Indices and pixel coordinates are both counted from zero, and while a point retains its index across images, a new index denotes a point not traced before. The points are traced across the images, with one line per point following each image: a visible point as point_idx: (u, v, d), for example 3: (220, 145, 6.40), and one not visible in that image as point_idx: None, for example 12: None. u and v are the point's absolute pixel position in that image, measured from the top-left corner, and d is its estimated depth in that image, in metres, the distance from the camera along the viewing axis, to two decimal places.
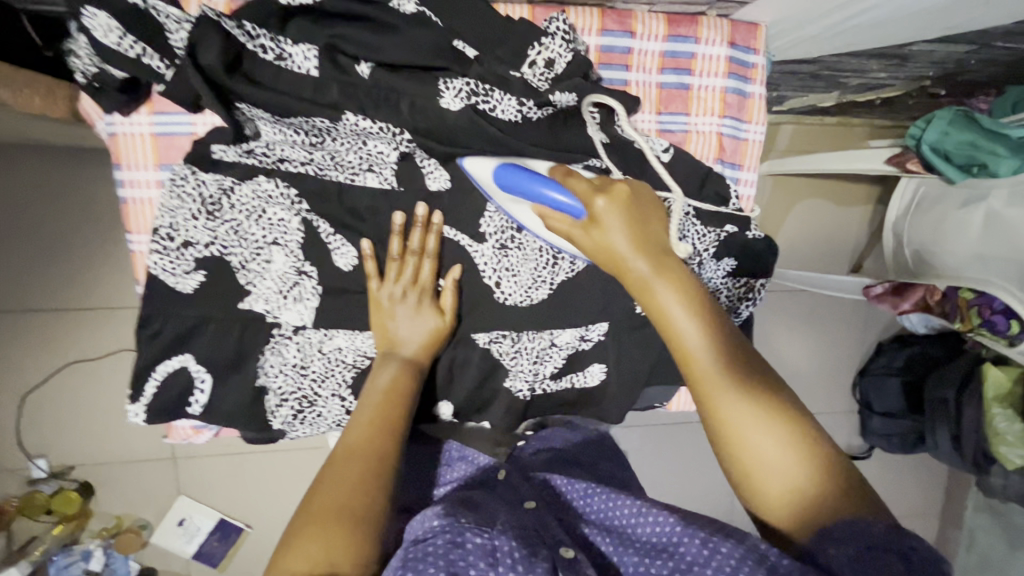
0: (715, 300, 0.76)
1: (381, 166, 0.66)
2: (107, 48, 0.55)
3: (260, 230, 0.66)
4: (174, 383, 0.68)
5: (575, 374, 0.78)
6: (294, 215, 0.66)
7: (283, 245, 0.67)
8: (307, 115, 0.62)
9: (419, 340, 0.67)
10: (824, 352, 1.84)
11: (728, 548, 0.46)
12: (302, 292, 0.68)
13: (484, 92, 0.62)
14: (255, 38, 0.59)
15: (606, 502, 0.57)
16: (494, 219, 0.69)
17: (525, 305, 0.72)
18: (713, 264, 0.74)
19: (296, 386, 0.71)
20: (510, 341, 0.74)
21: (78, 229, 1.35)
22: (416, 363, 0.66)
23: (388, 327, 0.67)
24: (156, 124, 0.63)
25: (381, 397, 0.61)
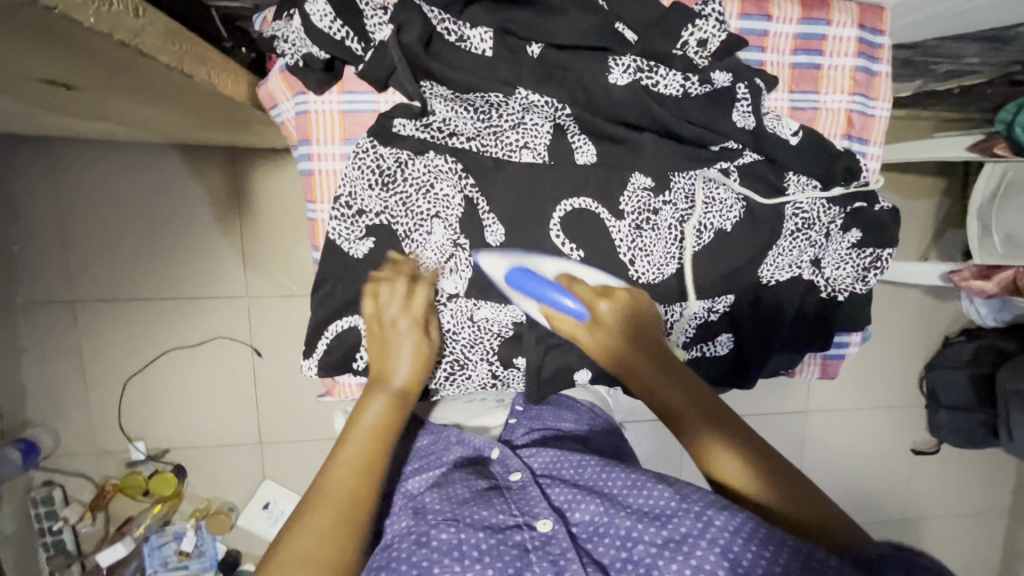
0: (840, 271, 0.80)
1: (536, 142, 0.71)
2: (320, 31, 0.63)
3: (424, 203, 0.72)
4: (344, 342, 0.75)
5: (705, 344, 0.81)
6: (458, 190, 0.71)
7: (443, 218, 0.72)
8: (484, 91, 0.68)
9: (409, 371, 0.70)
10: (889, 345, 1.85)
11: (720, 521, 0.50)
12: (456, 266, 0.74)
13: (649, 69, 0.67)
14: (442, 20, 0.66)
15: (600, 472, 0.64)
16: (634, 198, 0.73)
17: (656, 280, 0.76)
18: (840, 236, 0.79)
19: (451, 348, 0.78)
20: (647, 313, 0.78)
21: (181, 222, 1.43)
22: (404, 395, 0.70)
23: (381, 357, 0.71)
24: (345, 102, 0.69)
25: (368, 433, 0.65)
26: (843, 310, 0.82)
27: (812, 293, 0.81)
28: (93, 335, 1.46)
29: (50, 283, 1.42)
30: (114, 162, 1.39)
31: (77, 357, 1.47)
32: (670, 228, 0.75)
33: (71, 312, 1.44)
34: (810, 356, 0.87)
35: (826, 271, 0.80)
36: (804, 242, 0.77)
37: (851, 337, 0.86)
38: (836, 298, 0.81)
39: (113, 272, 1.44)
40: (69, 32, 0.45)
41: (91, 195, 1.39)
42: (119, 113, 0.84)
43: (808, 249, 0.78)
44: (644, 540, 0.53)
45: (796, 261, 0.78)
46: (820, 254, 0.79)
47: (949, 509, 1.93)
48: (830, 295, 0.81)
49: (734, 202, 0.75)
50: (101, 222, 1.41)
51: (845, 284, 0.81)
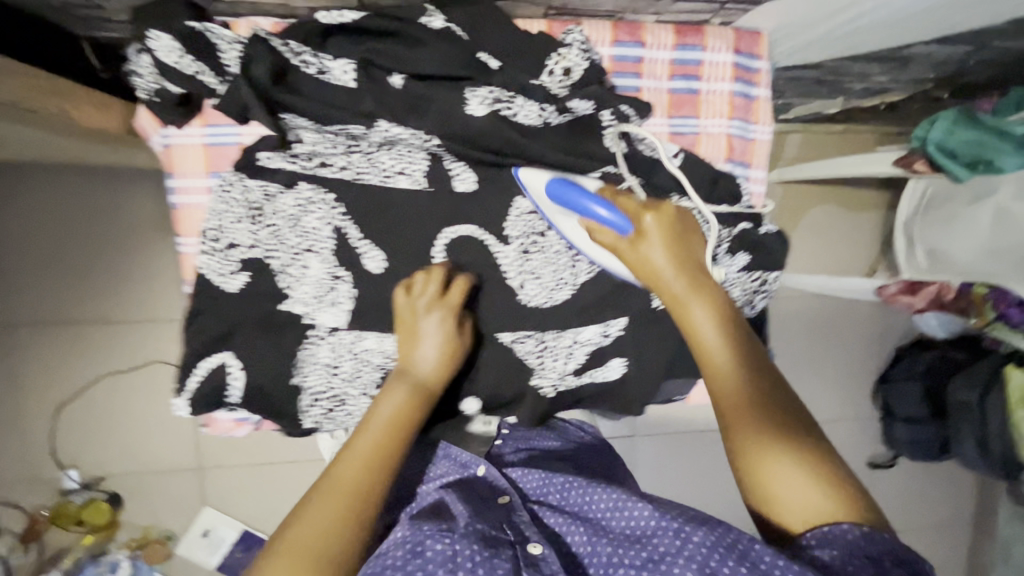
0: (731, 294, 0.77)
1: (411, 168, 0.70)
2: (169, 68, 0.61)
3: (295, 237, 0.70)
4: (212, 376, 0.72)
5: (595, 370, 0.80)
6: (328, 223, 0.70)
7: (317, 252, 0.71)
8: (346, 122, 0.67)
9: (434, 360, 0.67)
10: (842, 359, 1.83)
11: (697, 538, 0.49)
12: (339, 298, 0.72)
13: (507, 99, 0.67)
14: (300, 54, 0.65)
15: (584, 494, 0.62)
16: (518, 223, 0.73)
17: (549, 306, 0.76)
18: (729, 261, 0.76)
19: (331, 385, 0.74)
20: (535, 341, 0.77)
21: (113, 245, 1.41)
22: (424, 386, 0.65)
23: (410, 340, 0.67)
24: (208, 136, 0.68)
25: (380, 423, 0.60)
26: None
27: None
28: (24, 361, 1.44)
29: None
30: (45, 186, 1.39)
31: (7, 384, 1.44)
32: (558, 255, 0.75)
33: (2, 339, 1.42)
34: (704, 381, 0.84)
35: None
36: None
37: None
38: None
39: (44, 297, 1.42)
40: None
41: (21, 220, 1.39)
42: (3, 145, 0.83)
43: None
44: (625, 564, 0.52)
45: None
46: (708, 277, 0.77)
47: (910, 523, 1.90)
48: None
49: None
50: (27, 244, 1.39)
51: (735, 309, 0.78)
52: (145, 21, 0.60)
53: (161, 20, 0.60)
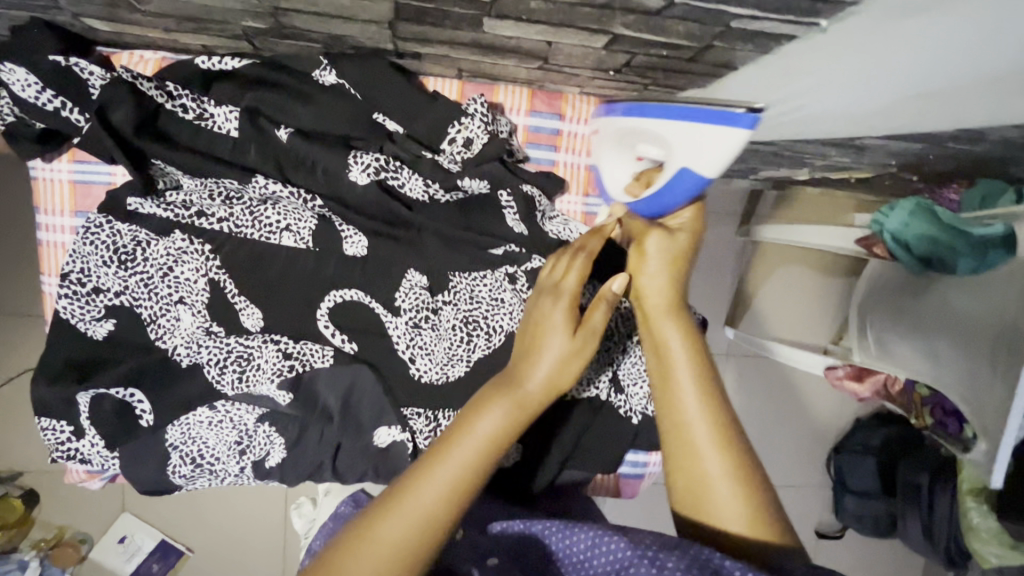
0: (638, 387, 0.75)
1: (300, 226, 0.63)
2: (26, 102, 0.57)
3: (166, 288, 0.63)
4: (115, 401, 0.66)
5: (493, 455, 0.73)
6: (202, 275, 0.63)
7: (189, 304, 0.63)
8: (218, 175, 0.63)
9: (547, 375, 0.53)
10: (798, 424, 1.78)
11: (671, 563, 0.46)
12: (215, 359, 0.64)
13: (393, 169, 0.63)
14: (176, 99, 0.60)
15: (564, 538, 0.54)
16: (410, 297, 0.65)
17: (440, 382, 0.66)
18: (630, 353, 0.75)
19: (199, 439, 0.68)
20: (426, 421, 0.66)
21: None
22: (528, 406, 0.51)
23: (532, 337, 0.55)
24: (75, 172, 0.63)
25: (479, 446, 0.48)
26: (641, 430, 0.77)
27: (605, 409, 0.75)
28: None
29: None
30: None
31: None
32: (456, 328, 0.65)
33: None
34: (605, 474, 0.80)
35: (624, 388, 0.75)
36: (600, 357, 0.73)
37: (648, 458, 0.81)
38: (631, 418, 0.76)
39: None
40: None
41: None
42: None
43: (608, 366, 0.74)
44: None
45: (593, 378, 0.73)
46: (617, 371, 0.74)
47: None
48: (624, 415, 0.76)
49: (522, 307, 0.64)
50: None
51: (639, 403, 0.76)
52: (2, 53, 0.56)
53: (19, 53, 0.56)
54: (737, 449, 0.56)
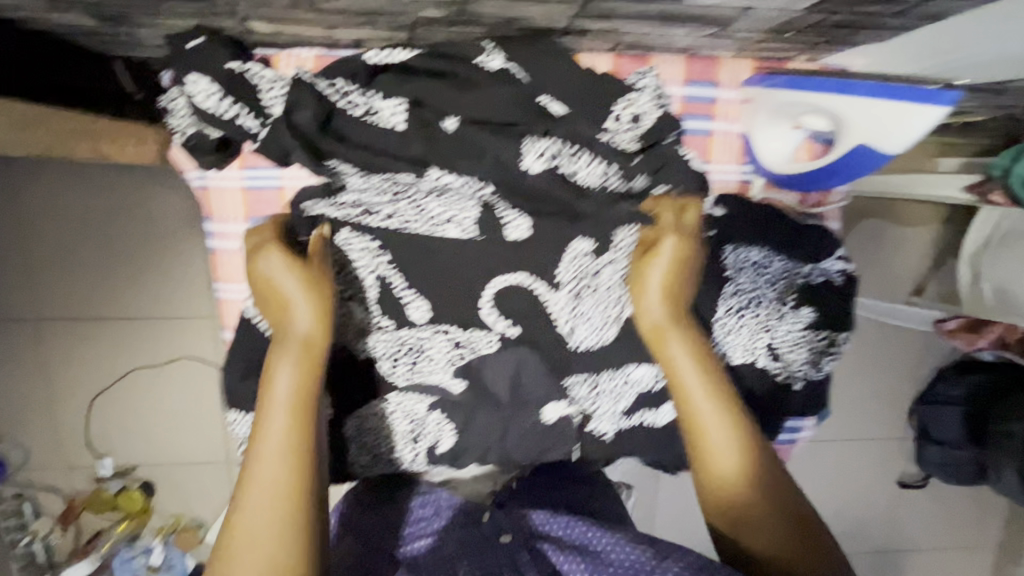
0: (796, 352, 0.92)
1: (464, 228, 0.84)
2: (207, 107, 0.77)
3: (367, 274, 0.83)
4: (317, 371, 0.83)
5: (646, 412, 0.93)
6: (375, 266, 0.83)
7: (386, 288, 0.84)
8: (393, 169, 0.83)
9: (305, 324, 0.72)
10: (884, 377, 1.74)
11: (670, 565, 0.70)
12: (393, 352, 0.85)
13: (568, 155, 0.84)
14: (348, 96, 0.80)
15: (586, 532, 0.80)
16: (575, 264, 0.86)
17: (593, 343, 0.89)
18: (792, 315, 0.91)
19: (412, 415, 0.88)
20: (586, 386, 0.89)
21: (133, 247, 1.42)
22: (306, 344, 0.72)
23: (280, 312, 0.73)
24: (246, 177, 0.86)
25: (284, 396, 0.69)
26: (796, 389, 0.93)
27: (767, 376, 0.91)
28: (57, 352, 1.48)
29: (6, 303, 1.43)
30: (70, 178, 1.38)
31: (41, 373, 1.49)
32: (606, 291, 0.87)
33: (31, 330, 1.46)
34: None
35: (783, 354, 0.91)
36: (754, 322, 0.90)
37: None
38: (791, 383, 0.93)
39: (70, 290, 1.44)
40: None
41: (45, 212, 1.38)
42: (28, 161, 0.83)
43: (762, 333, 0.90)
44: None
45: (750, 344, 0.90)
46: (773, 339, 0.91)
47: (932, 543, 1.87)
48: (785, 379, 0.92)
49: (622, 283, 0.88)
50: (61, 242, 1.40)
51: (799, 367, 0.92)
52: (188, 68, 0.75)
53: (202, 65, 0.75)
54: (742, 427, 0.75)
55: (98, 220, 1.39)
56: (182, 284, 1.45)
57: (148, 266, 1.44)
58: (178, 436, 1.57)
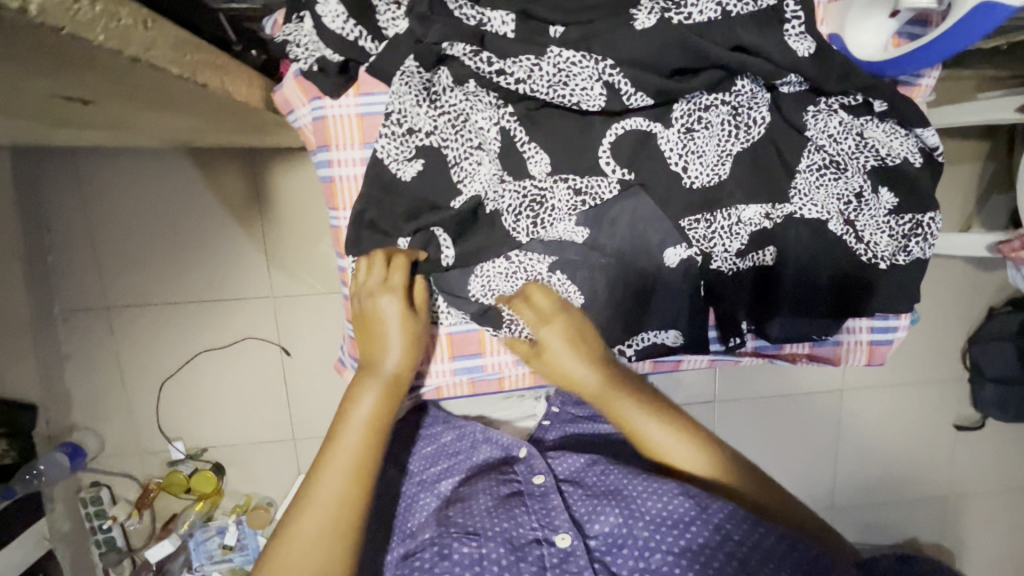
0: (879, 235, 0.75)
1: (586, 104, 0.68)
2: (331, 30, 0.64)
3: (469, 132, 0.68)
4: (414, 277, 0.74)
5: (756, 253, 0.75)
6: (494, 123, 0.68)
7: (486, 150, 0.69)
8: (516, 54, 0.65)
9: (397, 356, 0.74)
10: (935, 320, 1.73)
11: (697, 523, 0.76)
12: (511, 207, 0.70)
13: (676, 6, 0.65)
14: (461, 6, 0.65)
15: (621, 481, 0.85)
16: (692, 99, 0.70)
17: (710, 184, 0.71)
18: (874, 198, 0.74)
19: (497, 291, 0.76)
20: (705, 225, 0.73)
21: (196, 232, 1.48)
22: (394, 380, 0.74)
23: (374, 344, 0.74)
24: (362, 105, 0.68)
25: (364, 424, 0.71)
26: (891, 283, 0.77)
27: (848, 257, 0.75)
28: (126, 338, 1.52)
29: (79, 292, 1.49)
30: (138, 167, 1.43)
31: (112, 362, 1.53)
32: (723, 125, 0.70)
33: (102, 317, 1.50)
34: (851, 333, 0.81)
35: (863, 234, 0.75)
36: (832, 180, 0.73)
37: (899, 320, 0.80)
38: (876, 265, 0.75)
39: (139, 275, 1.49)
40: (79, 51, 0.43)
41: (115, 201, 1.45)
42: (128, 118, 0.86)
43: (836, 195, 0.73)
44: (660, 550, 0.75)
45: (825, 203, 0.73)
46: (857, 211, 0.74)
47: (992, 486, 1.86)
48: (871, 263, 0.75)
49: (757, 125, 0.71)
50: (129, 231, 1.47)
51: (884, 251, 0.75)
52: None
53: None
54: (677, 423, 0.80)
55: (164, 204, 1.45)
56: (242, 264, 1.50)
57: (211, 248, 1.49)
58: (244, 417, 1.60)
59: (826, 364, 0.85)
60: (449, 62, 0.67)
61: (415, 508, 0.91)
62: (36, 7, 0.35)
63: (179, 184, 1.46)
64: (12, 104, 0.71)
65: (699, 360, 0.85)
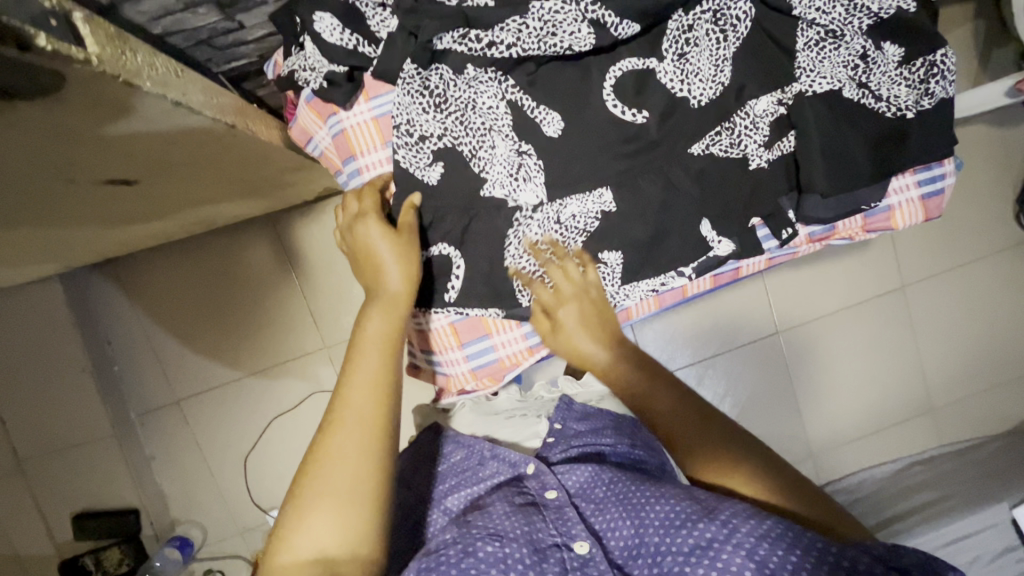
0: (897, 88, 0.75)
1: (578, 46, 0.69)
2: (333, 45, 0.68)
3: (478, 118, 0.71)
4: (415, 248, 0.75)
5: (782, 140, 0.76)
6: (501, 99, 0.71)
7: (499, 130, 0.72)
8: (501, 20, 0.68)
9: (400, 276, 0.70)
10: (976, 188, 1.68)
11: (746, 529, 0.62)
12: (527, 270, 0.77)
13: None
14: None
15: (632, 488, 0.77)
16: (680, 22, 0.72)
17: (716, 95, 0.73)
18: (881, 54, 0.74)
19: (539, 255, 0.77)
20: (727, 133, 0.74)
21: (242, 304, 1.55)
22: (399, 297, 0.69)
23: (370, 267, 0.70)
24: (374, 108, 0.73)
25: (377, 346, 0.66)
26: (922, 131, 0.76)
27: (873, 119, 0.75)
28: (202, 424, 1.58)
29: (153, 391, 1.57)
30: (177, 261, 1.54)
31: (195, 450, 1.59)
32: (710, 34, 0.72)
33: (179, 410, 1.58)
34: (906, 194, 0.81)
35: (882, 93, 0.75)
36: (835, 50, 0.73)
37: (944, 167, 0.81)
38: (905, 117, 0.75)
39: (200, 361, 1.57)
40: (126, 103, 0.49)
41: (167, 296, 1.55)
42: (169, 198, 0.93)
43: (842, 63, 0.74)
44: (675, 549, 0.65)
45: (835, 74, 0.74)
46: (870, 71, 0.74)
47: None
48: (898, 117, 0.75)
49: (742, 19, 0.72)
50: (182, 321, 1.56)
51: (907, 101, 0.75)
52: (307, 9, 0.67)
53: (319, 5, 0.67)
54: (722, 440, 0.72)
55: (207, 287, 1.55)
56: (290, 323, 1.56)
57: (257, 316, 1.56)
58: None
59: (886, 231, 0.84)
60: (444, 56, 0.70)
61: (424, 533, 0.85)
62: (95, 56, 0.42)
63: (215, 266, 1.55)
64: (72, 206, 0.78)
65: (756, 262, 0.87)
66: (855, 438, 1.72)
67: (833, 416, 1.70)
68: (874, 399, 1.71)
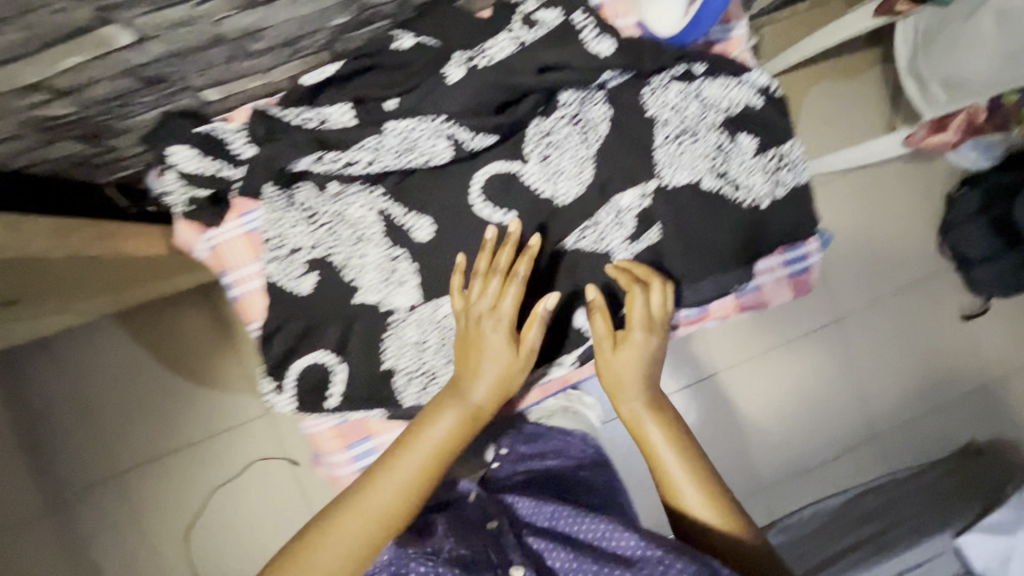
0: (752, 177, 0.79)
1: (437, 159, 0.74)
2: (192, 173, 0.72)
3: (349, 229, 0.74)
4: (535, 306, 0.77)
5: (649, 230, 0.78)
6: (371, 209, 0.74)
7: (370, 239, 0.75)
8: (361, 138, 0.72)
9: (487, 388, 0.72)
10: (896, 223, 1.75)
11: (681, 564, 0.63)
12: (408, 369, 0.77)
13: (480, 53, 0.72)
14: (300, 113, 0.72)
15: (574, 518, 0.75)
16: (534, 130, 0.75)
17: (578, 195, 0.76)
18: (734, 145, 0.78)
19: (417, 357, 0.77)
20: (593, 229, 0.77)
21: (177, 376, 1.55)
22: (476, 411, 0.72)
23: (466, 356, 0.72)
24: (245, 224, 0.77)
25: (432, 444, 0.70)
26: (780, 215, 0.80)
27: (732, 207, 0.78)
28: (139, 501, 1.54)
29: (87, 471, 1.53)
30: (109, 336, 1.53)
31: (132, 528, 1.53)
32: (565, 140, 0.75)
33: (113, 489, 1.53)
34: (775, 274, 0.84)
35: (738, 181, 0.78)
36: (688, 145, 0.77)
37: (808, 246, 0.85)
38: (760, 205, 0.79)
39: (136, 435, 1.54)
40: None
41: (99, 372, 1.53)
42: (66, 302, 0.93)
43: (696, 156, 0.77)
44: None
45: (692, 166, 0.77)
46: (725, 163, 0.78)
47: None
48: (753, 205, 0.79)
49: (603, 121, 0.76)
50: (116, 396, 1.54)
51: (761, 189, 0.79)
52: (166, 141, 0.71)
53: (179, 135, 0.71)
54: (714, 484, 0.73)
55: (140, 361, 1.54)
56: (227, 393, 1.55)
57: (193, 387, 1.55)
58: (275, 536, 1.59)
59: (760, 308, 0.87)
60: (310, 173, 0.74)
61: None
62: None
63: (148, 340, 1.54)
64: None
65: None
66: (806, 474, 1.72)
67: (780, 453, 1.72)
68: (819, 433, 1.74)
